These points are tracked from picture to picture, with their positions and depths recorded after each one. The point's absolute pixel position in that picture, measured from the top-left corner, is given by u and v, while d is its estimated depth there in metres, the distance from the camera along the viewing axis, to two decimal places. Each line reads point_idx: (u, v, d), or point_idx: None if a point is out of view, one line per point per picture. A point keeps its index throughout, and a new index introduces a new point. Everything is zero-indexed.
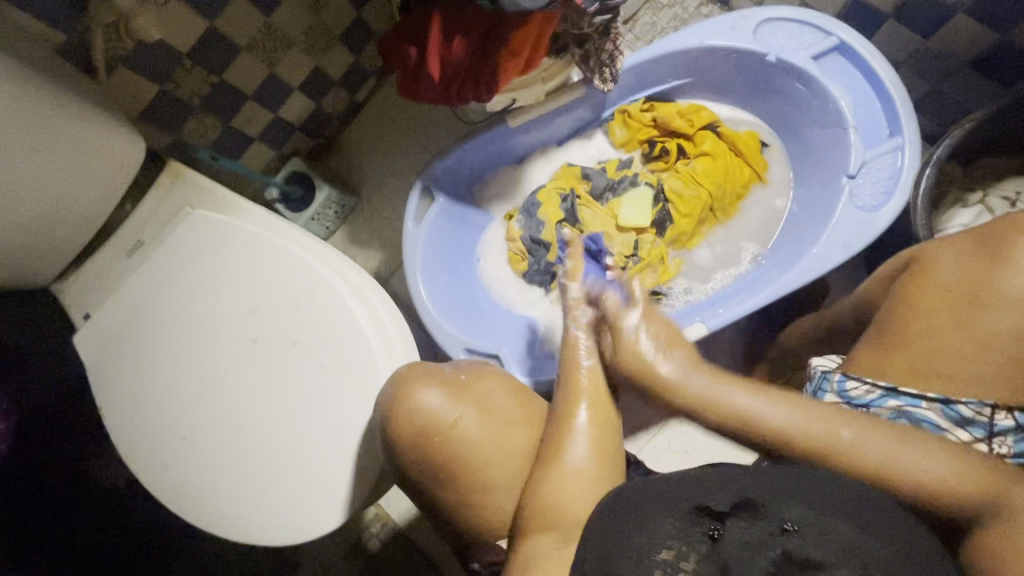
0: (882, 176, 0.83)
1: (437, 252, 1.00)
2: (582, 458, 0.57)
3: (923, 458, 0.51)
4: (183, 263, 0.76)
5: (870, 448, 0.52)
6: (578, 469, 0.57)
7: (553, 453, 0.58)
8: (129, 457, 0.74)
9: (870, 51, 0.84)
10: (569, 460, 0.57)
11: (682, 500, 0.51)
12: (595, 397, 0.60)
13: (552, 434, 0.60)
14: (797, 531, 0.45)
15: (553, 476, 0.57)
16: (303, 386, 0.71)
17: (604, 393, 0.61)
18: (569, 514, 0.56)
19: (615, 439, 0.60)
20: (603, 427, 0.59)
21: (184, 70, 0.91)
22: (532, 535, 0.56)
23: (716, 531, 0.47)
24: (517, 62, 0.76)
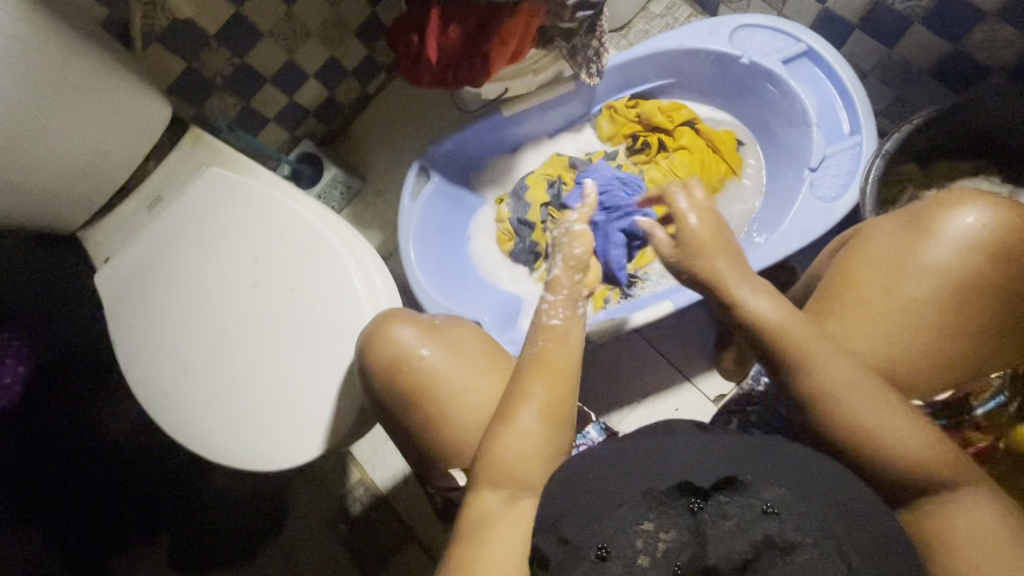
0: (841, 170, 0.90)
1: (430, 227, 1.07)
2: (531, 420, 0.61)
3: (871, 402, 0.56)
4: (196, 216, 0.84)
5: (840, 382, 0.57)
6: (526, 429, 0.60)
7: (507, 414, 0.61)
8: (135, 386, 0.81)
9: (833, 56, 0.91)
10: (519, 421, 0.61)
11: (669, 478, 0.53)
12: (553, 366, 0.64)
13: (510, 397, 0.63)
14: (774, 511, 0.49)
15: (505, 433, 0.61)
16: (296, 327, 0.79)
17: (564, 360, 0.64)
18: (516, 471, 0.59)
19: (567, 405, 0.63)
20: (555, 394, 0.62)
21: (211, 50, 1.01)
22: (482, 490, 0.59)
23: (697, 505, 0.50)
24: (507, 50, 0.83)
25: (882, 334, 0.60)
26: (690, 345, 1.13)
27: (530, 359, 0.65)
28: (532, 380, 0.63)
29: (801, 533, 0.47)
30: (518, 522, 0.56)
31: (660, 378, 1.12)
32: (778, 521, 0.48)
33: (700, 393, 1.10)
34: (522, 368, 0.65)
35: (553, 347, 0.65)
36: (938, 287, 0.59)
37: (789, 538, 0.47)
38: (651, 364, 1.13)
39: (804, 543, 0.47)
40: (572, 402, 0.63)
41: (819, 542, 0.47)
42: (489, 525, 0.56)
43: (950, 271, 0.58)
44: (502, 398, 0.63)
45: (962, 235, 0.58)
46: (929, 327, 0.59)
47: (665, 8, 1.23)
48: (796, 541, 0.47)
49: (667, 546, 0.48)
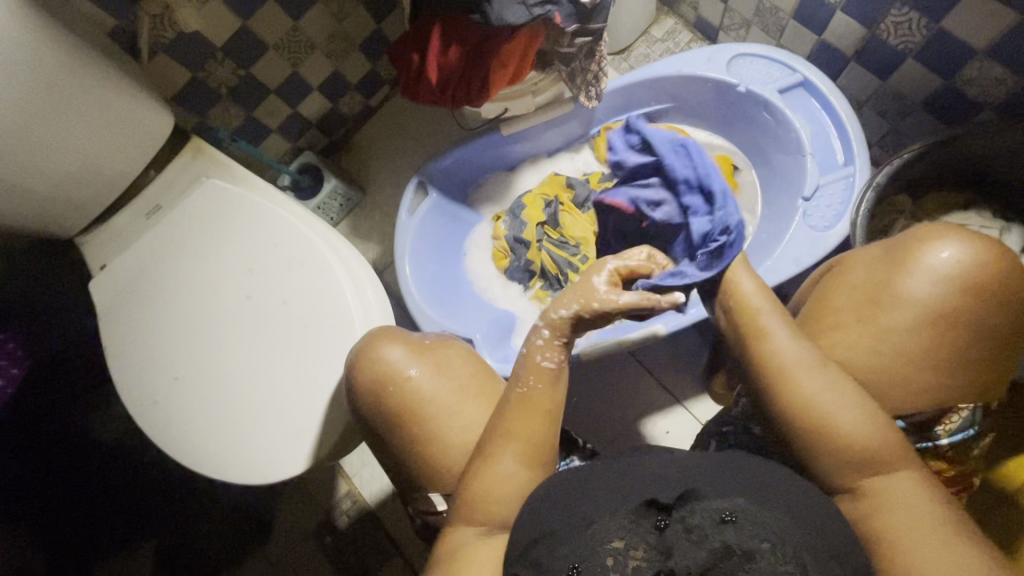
0: (835, 200, 0.91)
1: (426, 242, 1.08)
2: (513, 464, 0.61)
3: (857, 419, 0.56)
4: (194, 225, 0.85)
5: (818, 390, 0.58)
6: (507, 472, 0.61)
7: (488, 456, 0.62)
8: (123, 394, 0.81)
9: (828, 87, 0.93)
10: (501, 465, 0.61)
11: (634, 495, 0.53)
12: (537, 404, 0.63)
13: (492, 438, 0.63)
14: (733, 520, 0.50)
15: (484, 474, 0.61)
16: (286, 340, 0.79)
17: (550, 401, 0.63)
18: (492, 510, 0.60)
19: (547, 441, 0.63)
20: (535, 434, 0.62)
21: (217, 62, 1.02)
22: (458, 525, 0.61)
23: (664, 522, 0.51)
24: (507, 73, 0.84)
25: (864, 366, 0.60)
26: (681, 367, 1.13)
27: (514, 399, 0.64)
28: (515, 424, 0.62)
29: (758, 540, 0.49)
30: (490, 553, 0.58)
31: (650, 400, 1.12)
32: (735, 530, 0.49)
33: (690, 417, 1.10)
34: (507, 412, 0.63)
35: (539, 388, 0.63)
36: (922, 320, 0.58)
37: (746, 546, 0.48)
38: (643, 385, 1.13)
39: (762, 551, 0.48)
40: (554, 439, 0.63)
41: (777, 548, 0.48)
42: (457, 559, 0.58)
43: (934, 306, 0.58)
44: (483, 439, 0.63)
45: (944, 269, 0.58)
46: (910, 357, 0.59)
47: (665, 33, 1.25)
48: (753, 549, 0.48)
49: (638, 564, 0.49)
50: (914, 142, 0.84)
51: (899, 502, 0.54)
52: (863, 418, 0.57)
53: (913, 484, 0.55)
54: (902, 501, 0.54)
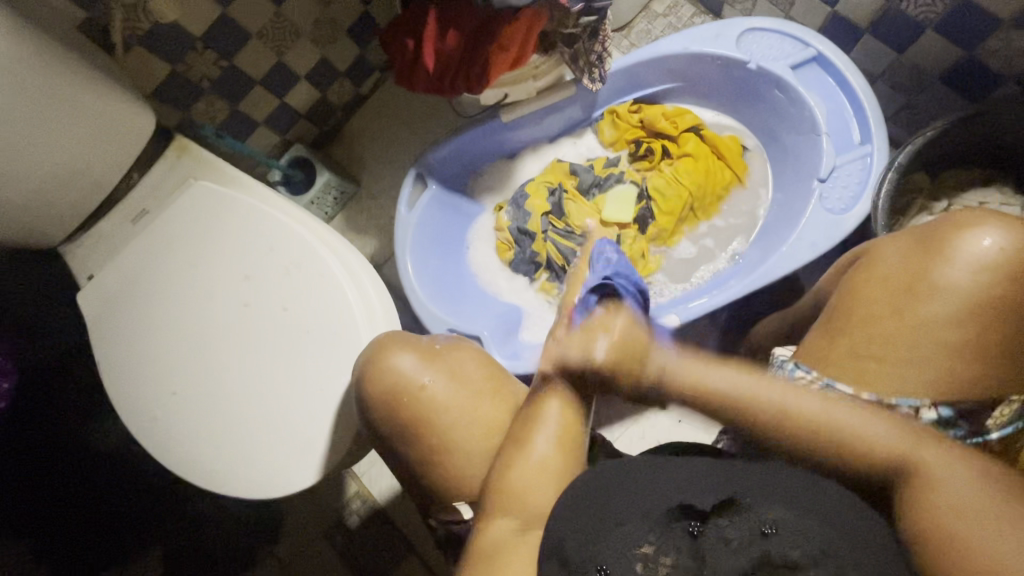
0: (851, 180, 0.87)
1: (427, 237, 1.04)
2: (547, 449, 0.61)
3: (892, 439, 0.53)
4: (183, 231, 0.81)
5: (830, 410, 0.55)
6: (541, 459, 0.61)
7: (523, 444, 0.62)
8: (121, 411, 0.78)
9: (844, 62, 0.89)
10: (536, 449, 0.61)
11: (663, 499, 0.53)
12: (572, 392, 0.65)
13: (523, 428, 0.63)
14: (775, 532, 0.48)
15: (519, 464, 0.61)
16: (289, 349, 0.75)
17: (583, 389, 0.65)
18: (530, 501, 0.59)
19: (581, 430, 0.64)
20: (569, 422, 0.63)
21: (197, 54, 0.96)
22: (495, 518, 0.59)
23: (696, 528, 0.51)
24: (507, 55, 0.79)
25: (899, 360, 0.58)
26: None
27: (543, 383, 0.66)
28: (548, 412, 0.63)
29: (800, 553, 0.47)
30: (526, 550, 0.55)
31: None
32: (777, 542, 0.47)
33: None
34: (538, 395, 0.65)
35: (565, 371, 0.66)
36: (960, 312, 0.56)
37: (790, 558, 0.46)
38: None
39: (805, 564, 0.46)
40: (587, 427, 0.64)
41: (821, 561, 0.46)
42: (496, 554, 0.55)
43: (972, 295, 0.56)
44: (516, 425, 0.64)
45: (984, 256, 0.55)
46: (949, 350, 0.56)
47: (667, 7, 1.20)
48: (797, 561, 0.46)
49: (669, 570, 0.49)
50: (937, 120, 0.80)
51: (942, 497, 0.51)
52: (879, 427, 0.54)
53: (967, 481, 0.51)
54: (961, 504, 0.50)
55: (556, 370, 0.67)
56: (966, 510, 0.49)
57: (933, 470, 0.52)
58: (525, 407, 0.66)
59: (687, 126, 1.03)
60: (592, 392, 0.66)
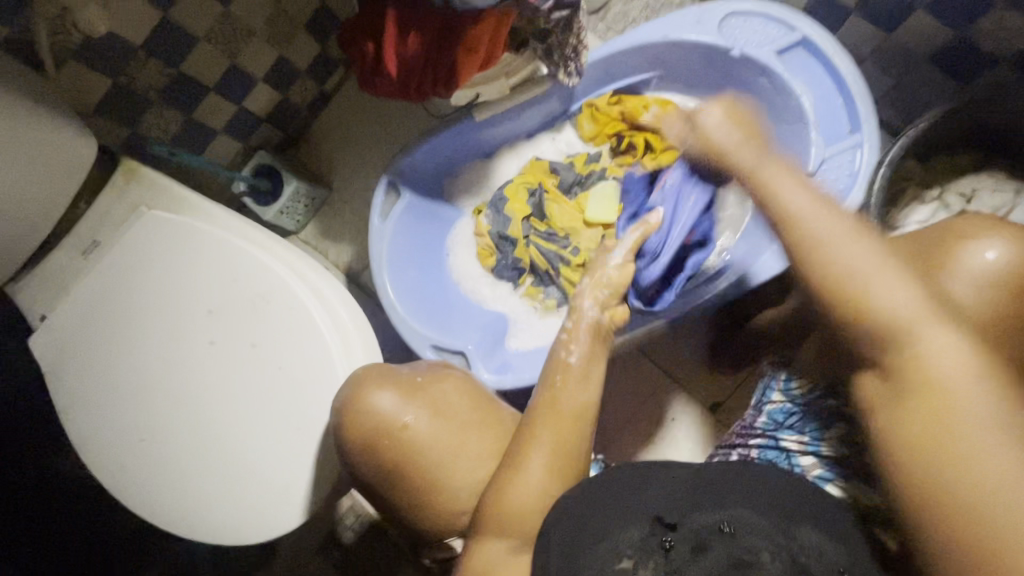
0: (842, 173, 0.84)
1: (404, 248, 0.99)
2: (541, 469, 0.60)
3: (961, 366, 0.45)
4: (138, 264, 0.75)
5: (897, 296, 0.49)
6: (538, 479, 0.60)
7: (515, 465, 0.60)
8: (87, 461, 0.73)
9: (831, 46, 0.84)
10: (530, 468, 0.60)
11: (642, 512, 0.56)
12: (571, 410, 0.63)
13: (518, 446, 0.62)
14: (730, 530, 0.53)
15: (511, 485, 0.60)
16: (261, 387, 0.71)
17: (580, 403, 0.64)
18: (520, 524, 0.59)
19: (579, 448, 0.62)
20: (566, 441, 0.61)
21: (139, 63, 0.88)
22: (487, 539, 0.59)
23: (669, 542, 0.53)
24: (476, 58, 0.73)
25: None
26: (686, 355, 1.09)
27: (544, 390, 0.65)
28: (541, 426, 0.62)
29: (756, 549, 0.51)
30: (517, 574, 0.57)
31: (654, 387, 1.09)
32: (732, 540, 0.52)
33: (695, 402, 1.08)
34: (536, 408, 0.64)
35: (565, 388, 0.65)
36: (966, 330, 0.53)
37: (743, 556, 0.51)
38: (645, 373, 1.10)
39: (761, 560, 0.51)
40: (585, 445, 0.62)
41: (774, 553, 0.51)
42: None
43: (982, 313, 0.52)
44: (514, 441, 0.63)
45: (987, 269, 0.53)
46: None
47: None
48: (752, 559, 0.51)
49: None
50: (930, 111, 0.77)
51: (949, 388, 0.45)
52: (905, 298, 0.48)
53: (996, 412, 0.43)
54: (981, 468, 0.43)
55: (553, 380, 0.66)
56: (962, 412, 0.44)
57: (938, 363, 0.46)
58: (523, 422, 0.65)
59: (671, 118, 0.99)
60: (586, 409, 0.63)
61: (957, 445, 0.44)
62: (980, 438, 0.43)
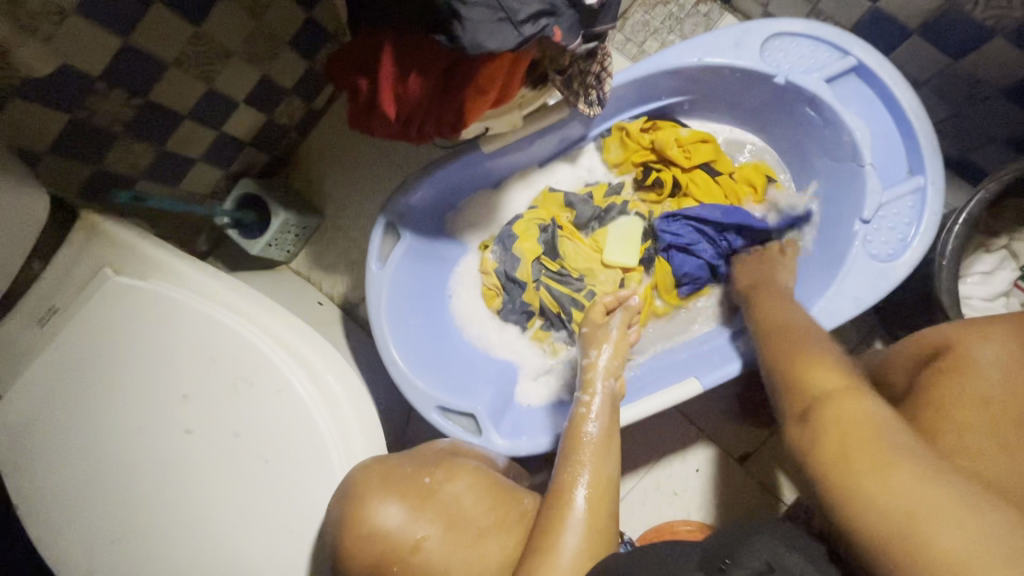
0: (900, 220, 0.74)
1: (406, 295, 0.89)
2: (576, 541, 0.53)
3: (878, 414, 0.48)
4: (101, 338, 0.66)
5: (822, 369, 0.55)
6: (573, 549, 0.53)
7: (546, 546, 0.53)
8: (52, 563, 0.65)
9: (891, 75, 0.74)
10: (562, 548, 0.53)
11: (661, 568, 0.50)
12: (598, 479, 0.58)
13: (546, 519, 0.56)
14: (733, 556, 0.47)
15: (542, 567, 0.53)
16: (245, 483, 0.62)
17: (604, 477, 0.59)
18: None
19: (610, 523, 0.57)
20: (598, 514, 0.56)
21: (101, 94, 0.77)
22: None
23: None
24: (486, 99, 0.63)
25: None
26: (712, 400, 1.01)
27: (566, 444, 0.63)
28: (568, 493, 0.57)
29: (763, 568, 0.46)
30: None
31: (678, 435, 1.01)
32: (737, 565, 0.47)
33: (722, 451, 1.00)
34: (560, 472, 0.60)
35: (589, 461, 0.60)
36: None
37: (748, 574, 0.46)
38: (667, 420, 1.02)
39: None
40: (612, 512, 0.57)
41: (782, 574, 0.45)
42: None
43: None
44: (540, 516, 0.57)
45: None
46: None
47: None
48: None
49: None
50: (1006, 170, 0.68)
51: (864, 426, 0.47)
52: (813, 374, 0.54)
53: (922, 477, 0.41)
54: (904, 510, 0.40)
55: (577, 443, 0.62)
56: (902, 459, 0.43)
57: (865, 409, 0.48)
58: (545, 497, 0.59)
59: (701, 159, 0.90)
60: (611, 479, 0.59)
61: (851, 482, 0.44)
62: (897, 476, 0.42)
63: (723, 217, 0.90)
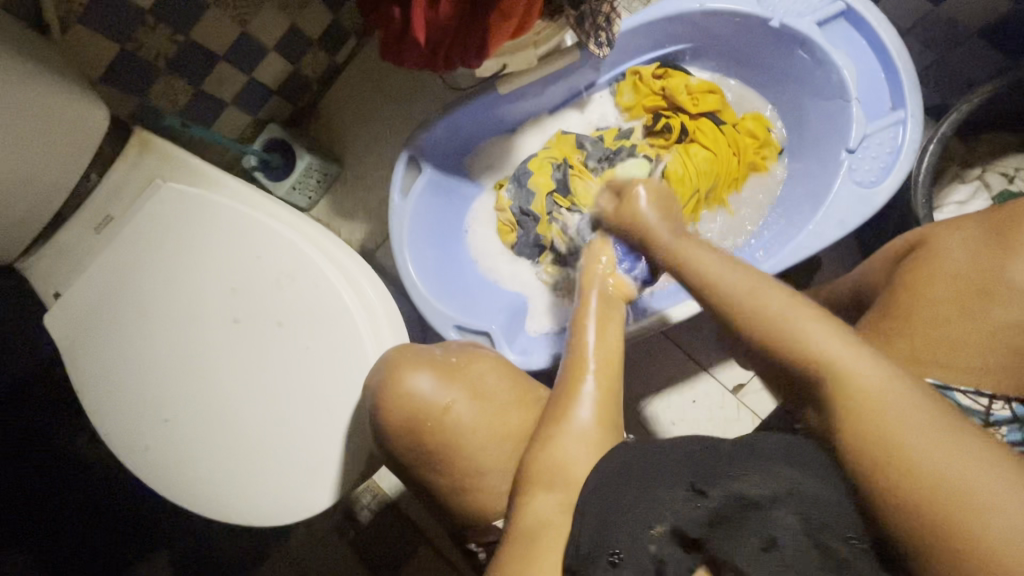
0: (882, 151, 0.81)
1: (425, 225, 0.95)
2: (588, 415, 0.59)
3: (831, 339, 0.43)
4: (155, 240, 0.72)
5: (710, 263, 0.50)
6: (585, 420, 0.60)
7: (562, 414, 0.60)
8: (109, 442, 0.71)
9: (876, 18, 0.81)
10: (576, 415, 0.60)
11: (679, 476, 0.54)
12: (601, 363, 0.62)
13: (559, 399, 0.62)
14: (768, 495, 0.50)
15: (553, 442, 0.59)
16: (287, 367, 0.69)
17: (606, 359, 0.63)
18: (570, 475, 0.57)
19: (619, 403, 0.62)
20: (608, 394, 0.62)
21: (147, 28, 0.83)
22: (538, 492, 0.57)
23: (702, 508, 0.52)
24: (508, 26, 0.70)
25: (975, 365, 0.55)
26: (709, 338, 1.08)
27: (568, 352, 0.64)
28: (579, 381, 0.62)
29: (792, 513, 0.48)
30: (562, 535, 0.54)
31: (676, 369, 1.08)
32: (779, 508, 0.49)
33: (717, 384, 1.07)
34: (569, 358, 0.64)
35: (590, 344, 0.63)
36: None
37: (780, 523, 0.49)
38: (667, 355, 1.09)
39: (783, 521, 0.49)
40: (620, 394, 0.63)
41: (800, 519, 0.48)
42: (540, 532, 0.55)
43: None
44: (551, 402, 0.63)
45: None
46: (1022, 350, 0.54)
47: None
48: (780, 517, 0.49)
49: (673, 546, 0.51)
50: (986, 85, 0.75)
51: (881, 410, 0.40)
52: (710, 263, 0.50)
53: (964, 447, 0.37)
54: (930, 464, 0.37)
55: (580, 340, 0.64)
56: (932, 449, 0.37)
57: (813, 339, 0.44)
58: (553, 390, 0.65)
59: (708, 108, 0.97)
60: (614, 363, 0.63)
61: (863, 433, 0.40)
62: (928, 447, 0.38)
63: (726, 156, 0.96)
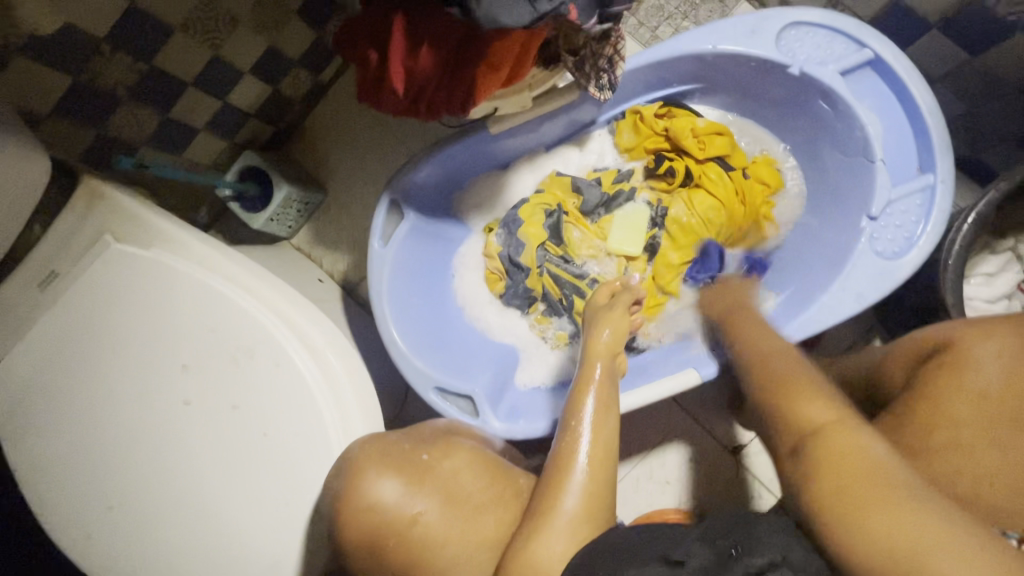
0: (908, 218, 0.74)
1: (408, 273, 0.88)
2: (574, 505, 0.55)
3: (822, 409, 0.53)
4: (101, 306, 0.65)
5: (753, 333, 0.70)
6: (571, 511, 0.55)
7: (545, 509, 0.55)
8: (47, 527, 0.65)
9: (907, 69, 0.73)
10: (561, 510, 0.55)
11: (651, 552, 0.50)
12: (596, 453, 0.59)
13: (545, 489, 0.57)
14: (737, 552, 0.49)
15: (532, 541, 0.54)
16: (244, 454, 0.63)
17: (595, 452, 0.58)
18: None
19: (608, 495, 0.57)
20: (598, 486, 0.57)
21: (105, 58, 0.75)
22: None
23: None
24: (498, 76, 0.62)
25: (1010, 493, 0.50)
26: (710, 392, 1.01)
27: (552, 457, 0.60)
28: (562, 472, 0.57)
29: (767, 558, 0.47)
30: None
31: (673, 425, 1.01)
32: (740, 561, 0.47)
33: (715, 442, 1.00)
34: (556, 452, 0.60)
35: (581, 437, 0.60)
36: None
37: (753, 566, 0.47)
38: (664, 410, 1.02)
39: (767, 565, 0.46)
40: (612, 487, 0.58)
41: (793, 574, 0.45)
42: None
43: None
44: (535, 490, 0.59)
45: None
46: None
47: None
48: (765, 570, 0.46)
49: None
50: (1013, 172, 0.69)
51: (852, 465, 0.46)
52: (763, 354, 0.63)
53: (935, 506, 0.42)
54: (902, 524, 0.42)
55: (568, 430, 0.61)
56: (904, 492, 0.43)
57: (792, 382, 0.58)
58: (538, 480, 0.60)
59: (716, 152, 0.89)
60: (610, 455, 0.59)
61: (861, 520, 0.43)
62: (898, 505, 0.43)
63: (733, 207, 0.89)
